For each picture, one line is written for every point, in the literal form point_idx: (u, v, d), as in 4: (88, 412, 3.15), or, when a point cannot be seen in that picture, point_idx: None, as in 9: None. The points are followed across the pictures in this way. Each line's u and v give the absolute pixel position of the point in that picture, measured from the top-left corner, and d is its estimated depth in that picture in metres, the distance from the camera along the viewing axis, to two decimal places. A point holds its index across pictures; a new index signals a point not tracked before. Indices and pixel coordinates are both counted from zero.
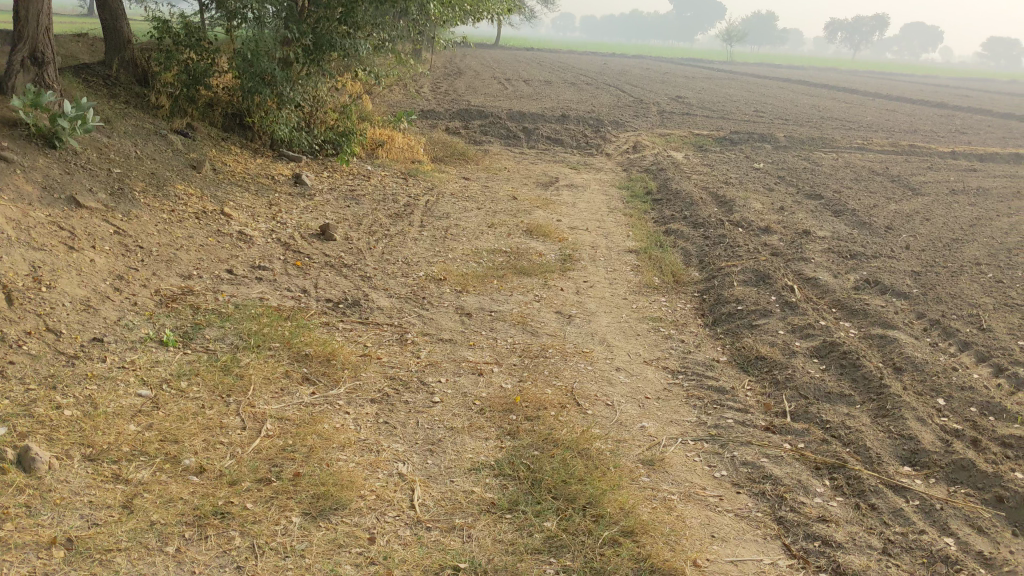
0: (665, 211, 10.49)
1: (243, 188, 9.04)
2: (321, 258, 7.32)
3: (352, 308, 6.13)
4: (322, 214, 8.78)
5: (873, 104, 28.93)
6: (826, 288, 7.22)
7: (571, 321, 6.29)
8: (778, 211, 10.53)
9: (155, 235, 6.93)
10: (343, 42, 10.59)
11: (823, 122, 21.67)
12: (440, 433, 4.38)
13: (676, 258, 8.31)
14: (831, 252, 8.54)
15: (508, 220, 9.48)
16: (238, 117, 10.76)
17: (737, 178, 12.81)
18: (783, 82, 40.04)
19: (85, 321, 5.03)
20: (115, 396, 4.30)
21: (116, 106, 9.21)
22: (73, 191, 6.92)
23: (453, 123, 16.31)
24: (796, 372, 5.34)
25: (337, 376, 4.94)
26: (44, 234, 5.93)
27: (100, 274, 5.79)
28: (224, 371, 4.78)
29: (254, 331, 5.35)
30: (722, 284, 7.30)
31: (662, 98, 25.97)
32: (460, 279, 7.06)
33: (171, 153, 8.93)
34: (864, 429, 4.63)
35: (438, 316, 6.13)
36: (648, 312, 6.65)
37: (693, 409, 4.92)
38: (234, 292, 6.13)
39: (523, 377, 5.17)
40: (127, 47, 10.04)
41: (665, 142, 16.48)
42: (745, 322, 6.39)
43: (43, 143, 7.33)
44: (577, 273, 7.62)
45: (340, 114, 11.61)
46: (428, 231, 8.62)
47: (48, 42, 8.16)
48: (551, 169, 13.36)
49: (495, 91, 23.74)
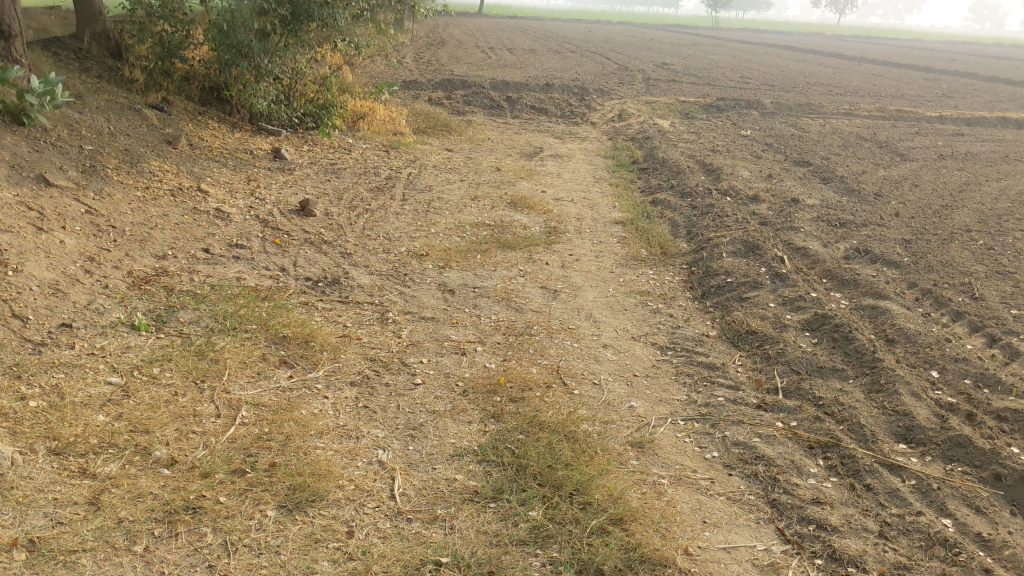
0: (652, 180, 10.33)
1: (220, 164, 8.83)
2: (301, 235, 7.14)
3: (332, 286, 5.97)
4: (301, 189, 8.58)
5: (858, 68, 28.74)
6: (816, 258, 7.09)
7: (557, 296, 6.14)
8: (766, 179, 10.38)
9: (129, 214, 6.74)
10: (322, 12, 10.32)
11: (809, 87, 21.48)
12: (422, 417, 4.24)
13: (663, 229, 8.16)
14: (820, 221, 8.41)
15: (492, 192, 9.30)
16: (215, 91, 10.51)
17: (724, 146, 12.65)
18: (768, 48, 39.78)
19: (52, 306, 4.85)
20: (84, 384, 4.15)
21: (88, 81, 8.96)
22: (43, 169, 6.71)
23: (435, 94, 16.07)
24: (787, 347, 5.21)
25: (316, 359, 4.79)
26: (11, 215, 5.74)
27: (71, 256, 5.61)
28: (199, 355, 4.62)
29: (229, 313, 5.18)
30: (711, 255, 7.15)
31: (646, 64, 25.73)
32: (443, 254, 6.90)
33: (145, 128, 8.71)
34: (858, 405, 4.51)
35: (420, 294, 5.97)
36: (636, 286, 6.51)
37: (683, 387, 4.79)
38: (210, 272, 5.95)
39: (508, 356, 5.03)
40: (99, 19, 9.77)
41: (651, 110, 16.28)
42: (734, 294, 6.26)
43: (11, 121, 7.10)
44: (563, 246, 7.47)
45: (319, 86, 11.37)
46: (410, 205, 8.43)
47: (15, 15, 7.88)
48: (535, 138, 13.17)
49: (478, 60, 23.44)
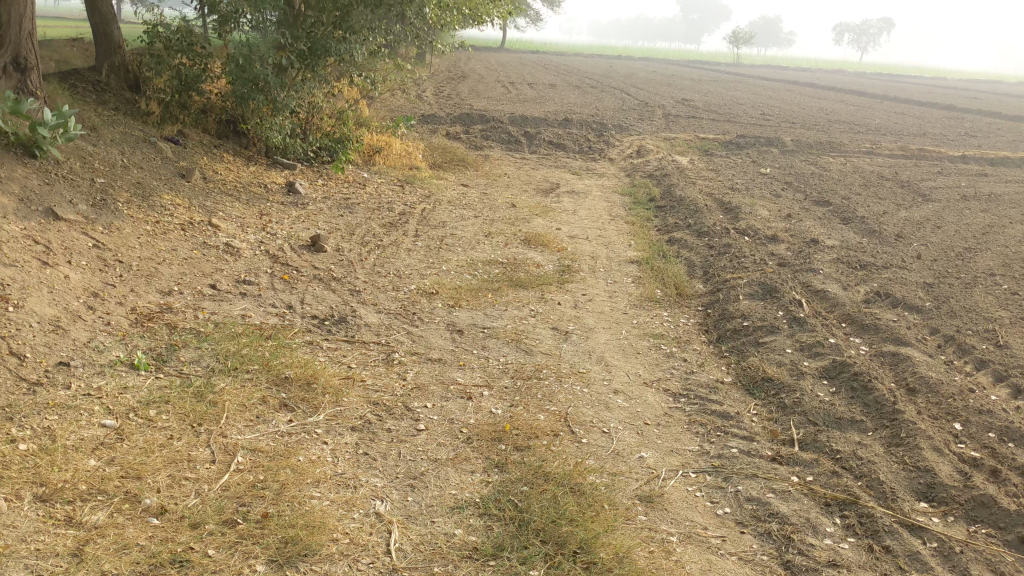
0: (669, 218, 10.21)
1: (233, 198, 8.77)
2: (310, 271, 7.05)
3: (338, 325, 5.86)
4: (313, 224, 8.51)
5: (880, 107, 28.62)
6: (835, 302, 6.92)
7: (568, 338, 6.00)
8: (785, 219, 10.23)
9: (137, 248, 6.67)
10: (339, 47, 10.32)
11: (831, 125, 21.36)
12: (423, 466, 4.10)
13: (679, 268, 8.02)
14: (839, 262, 8.25)
15: (507, 229, 9.20)
16: (232, 124, 10.50)
17: (743, 184, 12.52)
18: (790, 85, 39.76)
19: (51, 343, 4.76)
20: (77, 427, 4.04)
21: (104, 113, 8.96)
22: (52, 203, 6.67)
23: (453, 128, 16.07)
24: (804, 396, 5.05)
25: (317, 402, 4.66)
26: (17, 249, 5.69)
27: (74, 291, 5.54)
28: (197, 398, 4.50)
29: (231, 353, 5.08)
30: (728, 297, 7.00)
31: (667, 100, 25.72)
32: (453, 293, 6.78)
33: (159, 161, 8.68)
34: (877, 460, 4.34)
35: (428, 334, 5.85)
36: (650, 328, 6.36)
37: (696, 437, 4.63)
38: (215, 309, 5.85)
39: (515, 401, 4.88)
40: (118, 52, 9.81)
41: (670, 146, 16.19)
42: (751, 338, 6.09)
43: (24, 152, 7.08)
44: (576, 285, 7.35)
45: (336, 120, 11.35)
46: (423, 242, 8.34)
47: (32, 47, 7.91)
48: (552, 174, 13.09)
49: (498, 94, 23.48)
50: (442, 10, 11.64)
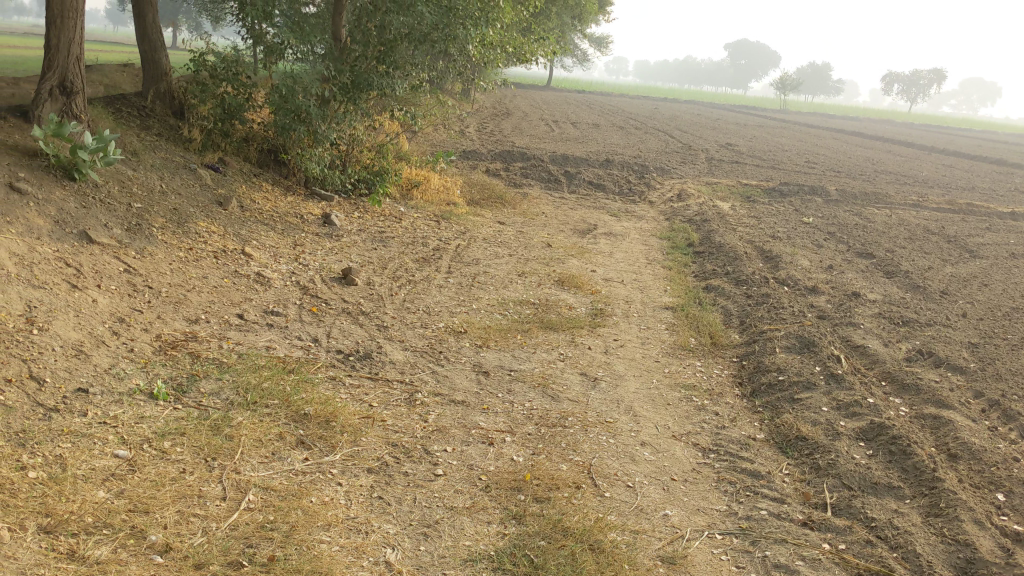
0: (707, 265, 10.05)
1: (269, 227, 8.77)
2: (340, 304, 6.99)
3: (363, 361, 5.77)
4: (346, 257, 8.47)
5: (929, 159, 28.25)
6: (875, 359, 6.71)
7: (597, 385, 5.85)
8: (826, 270, 10.02)
9: (167, 275, 6.65)
10: (381, 81, 10.34)
11: (877, 176, 21.08)
12: (437, 513, 3.97)
13: (715, 317, 7.85)
14: (881, 318, 8.04)
15: (541, 268, 9.11)
16: (273, 153, 10.55)
17: (785, 233, 12.31)
18: (836, 133, 39.50)
19: (72, 369, 4.71)
20: (89, 456, 3.97)
21: (146, 138, 9.03)
22: (87, 226, 6.69)
23: (494, 165, 16.07)
24: (839, 458, 4.85)
25: (335, 441, 4.55)
26: (47, 271, 5.69)
27: (101, 316, 5.51)
28: (214, 431, 4.42)
29: (252, 386, 5.00)
30: (764, 349, 6.81)
31: (711, 144, 25.60)
32: (481, 332, 6.68)
33: (198, 188, 8.71)
34: (914, 530, 4.13)
35: (453, 374, 5.74)
36: (682, 378, 6.20)
37: (724, 496, 4.45)
38: (240, 339, 5.80)
39: (538, 449, 4.74)
40: (164, 79, 9.92)
41: (711, 191, 16.05)
42: (786, 394, 5.90)
43: (63, 175, 7.12)
44: (609, 329, 7.21)
45: (376, 153, 11.36)
46: (455, 279, 8.26)
47: (78, 71, 8.00)
48: (590, 215, 13.00)
49: (541, 132, 23.52)
50: (487, 48, 11.65)
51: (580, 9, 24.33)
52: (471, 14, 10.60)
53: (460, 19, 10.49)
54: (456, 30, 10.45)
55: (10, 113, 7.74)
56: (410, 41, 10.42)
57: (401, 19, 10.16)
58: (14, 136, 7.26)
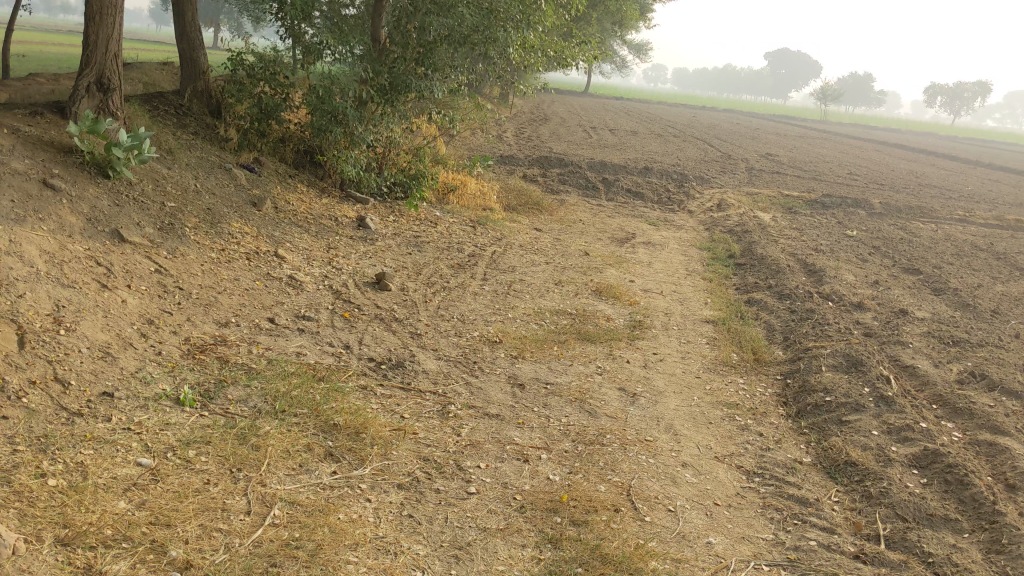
0: (748, 277, 9.79)
1: (302, 229, 8.65)
2: (373, 310, 6.84)
3: (395, 370, 5.61)
4: (380, 261, 8.33)
5: (974, 173, 27.71)
6: (925, 381, 6.44)
7: (636, 401, 5.64)
8: (872, 286, 9.73)
9: (199, 276, 6.54)
10: (420, 83, 10.20)
11: (921, 189, 20.66)
12: (470, 534, 3.79)
13: (757, 332, 7.61)
14: (930, 337, 7.76)
15: (578, 277, 8.92)
16: (310, 154, 10.44)
17: (828, 246, 12.01)
18: (878, 145, 38.93)
19: (97, 371, 4.59)
20: (111, 464, 3.83)
21: (183, 137, 8.96)
22: (120, 224, 6.60)
23: (531, 171, 15.92)
24: (891, 486, 4.60)
25: (364, 454, 4.38)
26: (77, 270, 5.59)
27: (130, 317, 5.40)
28: (240, 441, 4.27)
29: (281, 394, 4.85)
30: (810, 367, 6.56)
31: (751, 154, 25.27)
32: (517, 343, 6.50)
33: (232, 188, 8.61)
34: (975, 568, 3.89)
35: (487, 386, 5.55)
36: (724, 396, 5.96)
37: (770, 524, 4.23)
38: (271, 344, 5.66)
39: (575, 468, 4.54)
40: (202, 78, 9.85)
41: (752, 202, 15.77)
42: (834, 416, 5.66)
43: (97, 172, 7.04)
44: (647, 342, 7.00)
45: (413, 157, 11.21)
46: (491, 286, 8.08)
47: (116, 68, 7.93)
48: (629, 224, 12.79)
49: (579, 139, 23.34)
50: (527, 51, 11.51)
51: (620, 16, 24.17)
52: (512, 16, 10.54)
53: (501, 22, 10.40)
54: (497, 32, 10.38)
55: (47, 109, 7.69)
56: (449, 43, 10.25)
57: (441, 20, 10.00)
58: (50, 132, 7.20)
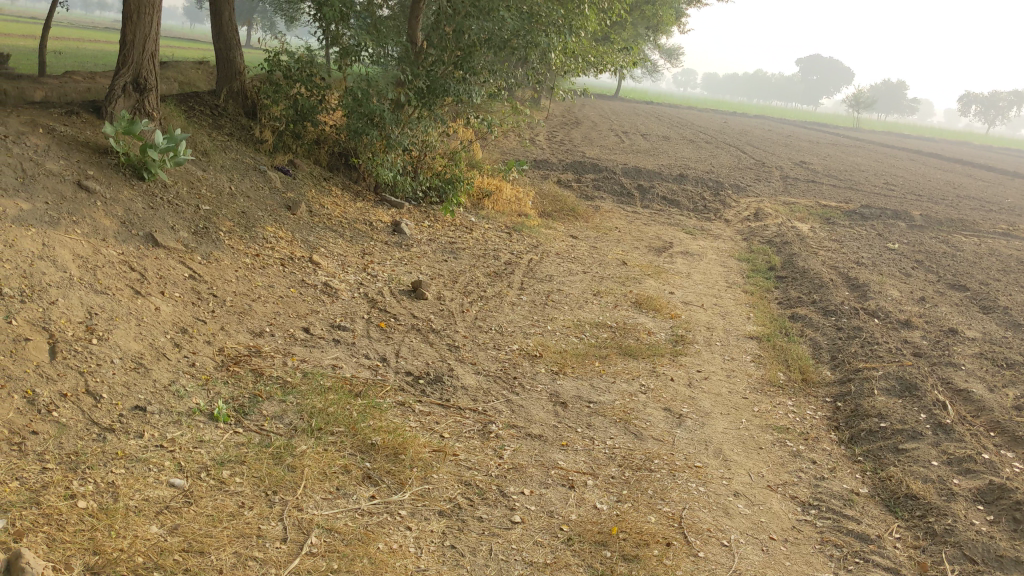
0: (790, 291, 9.54)
1: (337, 234, 8.50)
2: (409, 320, 6.67)
3: (433, 385, 5.42)
4: (415, 268, 8.16)
5: (1013, 184, 27.21)
6: (981, 406, 6.17)
7: (682, 423, 5.43)
8: (918, 302, 9.45)
9: (233, 282, 6.40)
10: (458, 87, 10.04)
11: (961, 201, 20.27)
12: (516, 569, 3.61)
13: (803, 350, 7.37)
14: (983, 358, 7.48)
15: (616, 288, 8.72)
16: (344, 157, 10.31)
17: (869, 259, 11.73)
18: (913, 153, 38.44)
19: (129, 384, 4.44)
20: (143, 485, 3.67)
21: (218, 138, 8.84)
22: (154, 228, 6.47)
23: (565, 176, 15.73)
24: (957, 523, 4.38)
25: (404, 477, 4.20)
26: (111, 276, 5.46)
27: (163, 325, 5.26)
28: (275, 461, 4.11)
29: (318, 410, 4.68)
30: (861, 389, 6.31)
31: (785, 162, 24.94)
32: (558, 357, 6.30)
33: (267, 191, 8.48)
34: None
35: (528, 404, 5.36)
36: (773, 419, 5.73)
37: (829, 562, 4.02)
38: (306, 356, 5.50)
39: (623, 497, 4.34)
40: (238, 78, 9.73)
41: (790, 211, 15.49)
42: (889, 443, 5.42)
43: (132, 174, 6.93)
44: (691, 358, 6.79)
45: (448, 161, 11.03)
46: (528, 296, 7.90)
47: (152, 68, 7.82)
48: (665, 232, 12.57)
49: (612, 143, 23.13)
50: (567, 56, 11.32)
51: (656, 20, 23.92)
52: (553, 21, 10.38)
53: (542, 26, 10.26)
54: (538, 37, 10.11)
55: (83, 109, 7.59)
56: (488, 47, 10.07)
57: (481, 23, 9.83)
58: (86, 132, 7.10)
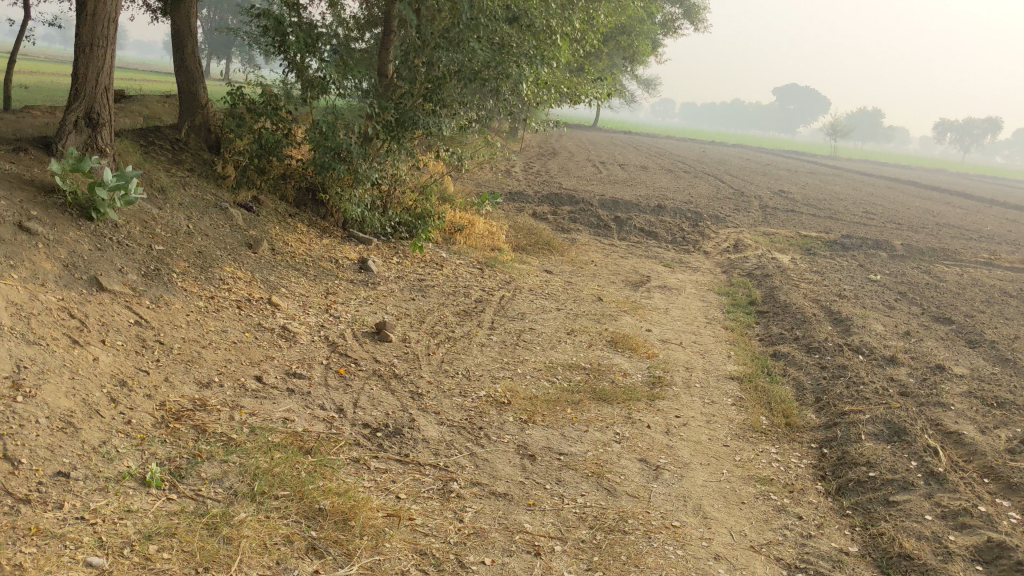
0: (772, 327, 9.24)
1: (300, 273, 8.15)
2: (370, 365, 6.32)
3: (392, 439, 5.06)
4: (381, 308, 7.82)
5: (991, 212, 27.20)
6: (974, 450, 5.85)
7: (659, 476, 5.09)
8: (902, 337, 9.16)
9: (183, 328, 6.03)
10: (428, 120, 9.67)
11: (941, 230, 20.15)
12: None
13: (786, 391, 7.06)
14: (972, 397, 7.17)
15: (591, 326, 8.39)
16: (312, 192, 10.00)
17: (851, 292, 11.47)
18: (891, 181, 38.55)
19: (54, 447, 4.05)
20: (55, 566, 3.28)
21: (176, 174, 8.50)
22: (99, 270, 6.10)
23: (541, 208, 15.44)
24: None
25: (352, 548, 3.84)
26: (47, 324, 5.08)
27: (100, 378, 4.89)
28: (211, 532, 3.74)
29: (263, 471, 4.32)
30: (848, 435, 6.00)
31: (765, 191, 24.81)
32: (528, 405, 5.93)
33: (227, 229, 8.13)
34: None
35: (494, 458, 5.00)
36: (757, 469, 5.40)
37: None
38: (256, 409, 5.12)
39: (593, 564, 4.00)
40: (200, 112, 9.44)
41: (770, 242, 15.26)
42: (880, 495, 5.10)
43: (79, 214, 6.56)
44: (668, 402, 6.45)
45: (419, 195, 10.72)
46: (499, 337, 7.56)
47: (106, 103, 7.48)
48: (642, 265, 12.30)
49: (589, 174, 22.92)
50: (541, 88, 11.09)
51: (632, 51, 23.78)
52: (525, 51, 10.04)
53: (514, 57, 9.91)
54: (510, 67, 9.79)
55: (31, 145, 7.24)
56: (458, 79, 9.80)
57: (451, 55, 9.54)
58: (32, 170, 6.74)
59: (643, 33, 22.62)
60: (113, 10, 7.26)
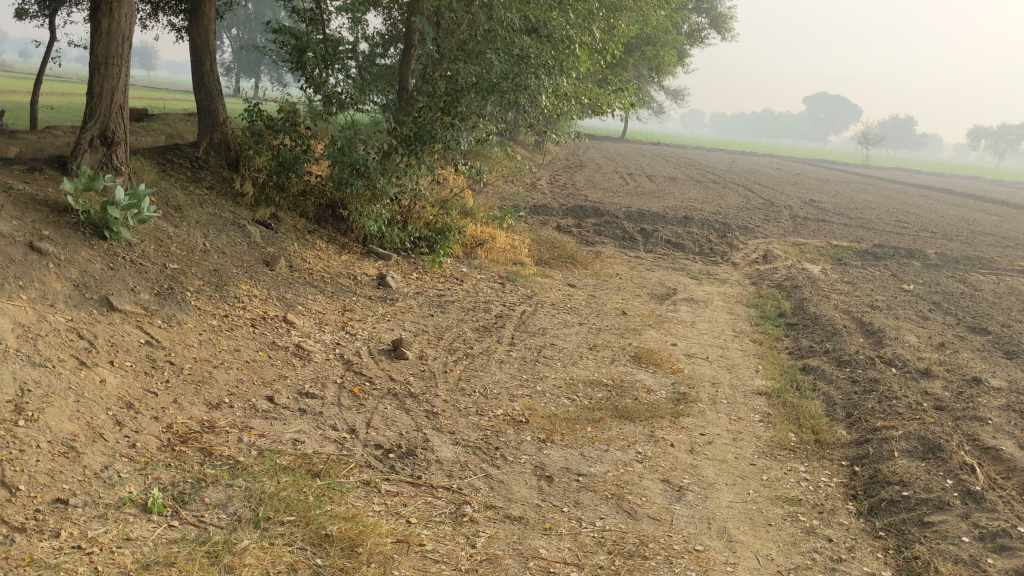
0: (801, 340, 9.00)
1: (318, 289, 8.05)
2: (384, 383, 6.17)
3: (404, 460, 4.92)
4: (399, 325, 7.68)
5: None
6: (1013, 466, 5.59)
7: (682, 497, 4.90)
8: (937, 349, 8.88)
9: (195, 348, 5.93)
10: (446, 134, 9.55)
11: (977, 237, 19.73)
12: None
13: (816, 406, 6.83)
14: (1011, 410, 6.90)
15: (614, 341, 8.20)
16: (331, 208, 9.92)
17: (884, 303, 11.19)
18: (925, 189, 38.01)
19: (55, 472, 3.92)
20: None
21: (194, 192, 8.44)
22: (111, 290, 6.01)
23: (566, 221, 15.27)
24: None
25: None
26: (54, 345, 4.98)
27: (107, 400, 4.77)
28: (212, 561, 3.60)
29: (269, 496, 4.18)
30: (879, 452, 5.77)
31: (795, 201, 24.47)
32: (546, 423, 5.76)
33: (244, 246, 8.05)
34: None
35: (511, 480, 4.83)
36: (785, 489, 5.19)
37: None
38: (266, 430, 5.00)
39: None
40: (219, 129, 9.40)
41: (799, 252, 14.98)
42: (915, 515, 4.87)
43: (92, 232, 6.49)
44: (693, 420, 6.25)
45: (439, 210, 10.60)
46: (518, 353, 7.39)
47: (121, 121, 7.43)
48: (668, 277, 12.09)
49: (616, 186, 22.72)
50: (560, 99, 10.94)
51: (657, 62, 23.56)
52: (543, 62, 9.88)
53: (531, 68, 9.73)
54: (528, 79, 9.63)
55: (46, 165, 7.19)
56: (476, 92, 9.64)
57: (468, 67, 9.38)
58: (46, 190, 6.68)
59: (667, 43, 22.41)
60: (127, 28, 7.22)
